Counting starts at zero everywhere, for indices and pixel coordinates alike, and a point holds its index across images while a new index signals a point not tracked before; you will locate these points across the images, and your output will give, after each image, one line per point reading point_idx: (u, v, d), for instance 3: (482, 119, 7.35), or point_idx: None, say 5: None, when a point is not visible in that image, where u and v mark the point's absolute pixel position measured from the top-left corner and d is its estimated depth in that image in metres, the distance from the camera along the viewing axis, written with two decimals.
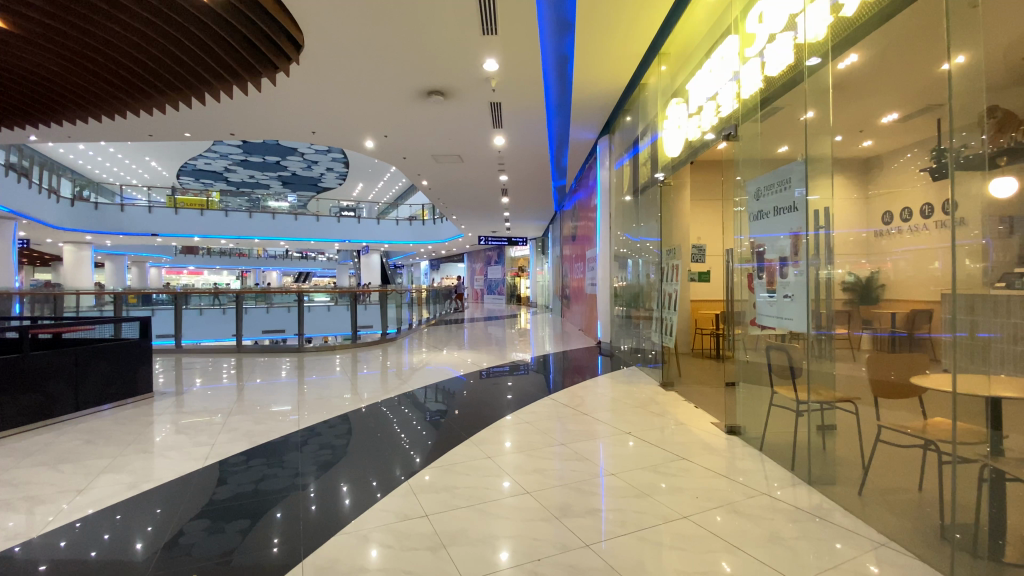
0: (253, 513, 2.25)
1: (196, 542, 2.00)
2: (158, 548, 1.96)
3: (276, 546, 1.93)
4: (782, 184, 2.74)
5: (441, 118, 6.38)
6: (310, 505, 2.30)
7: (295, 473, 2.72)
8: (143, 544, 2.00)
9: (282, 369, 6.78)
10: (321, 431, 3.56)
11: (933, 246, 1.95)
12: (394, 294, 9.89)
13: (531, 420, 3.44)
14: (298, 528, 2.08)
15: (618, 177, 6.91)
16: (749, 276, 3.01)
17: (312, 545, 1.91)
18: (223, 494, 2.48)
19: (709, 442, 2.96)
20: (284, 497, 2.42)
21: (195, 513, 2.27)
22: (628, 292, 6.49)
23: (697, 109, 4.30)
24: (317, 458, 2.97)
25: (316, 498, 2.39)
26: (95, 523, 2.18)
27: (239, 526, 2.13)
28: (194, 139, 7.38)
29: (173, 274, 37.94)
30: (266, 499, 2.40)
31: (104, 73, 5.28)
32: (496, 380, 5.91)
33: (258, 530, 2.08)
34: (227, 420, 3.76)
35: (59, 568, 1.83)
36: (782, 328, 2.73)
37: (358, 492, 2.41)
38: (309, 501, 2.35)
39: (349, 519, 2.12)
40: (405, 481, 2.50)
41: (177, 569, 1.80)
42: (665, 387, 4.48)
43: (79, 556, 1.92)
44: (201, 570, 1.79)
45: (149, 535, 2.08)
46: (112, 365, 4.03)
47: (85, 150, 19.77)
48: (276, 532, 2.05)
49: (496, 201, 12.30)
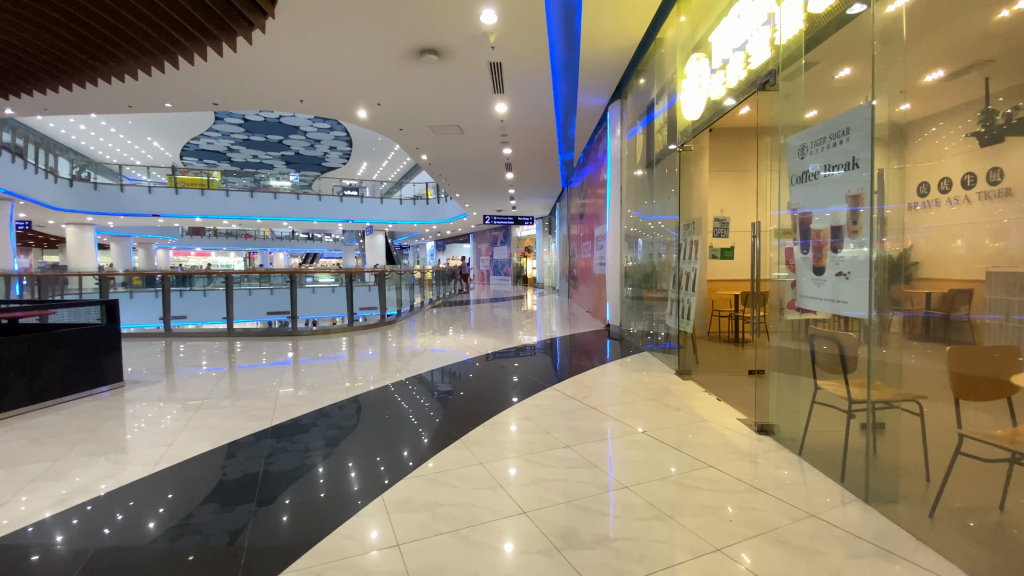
0: (262, 498, 2.13)
1: (205, 522, 1.93)
2: (169, 527, 1.90)
3: (284, 530, 1.84)
4: (831, 139, 2.19)
5: (437, 81, 5.84)
6: (319, 492, 2.16)
7: (304, 452, 2.67)
8: (155, 523, 1.94)
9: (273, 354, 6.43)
10: (328, 412, 3.43)
11: (961, 222, 1.80)
12: (393, 275, 9.48)
13: (532, 416, 3.03)
14: (310, 511, 1.99)
15: (630, 148, 6.40)
16: (788, 252, 2.49)
17: (318, 529, 1.83)
18: (233, 475, 2.40)
19: (739, 444, 2.52)
20: (296, 478, 2.32)
21: (207, 496, 2.17)
22: (639, 272, 6.05)
23: (721, 64, 3.79)
24: (326, 433, 2.95)
25: (325, 481, 2.27)
26: (108, 504, 2.11)
27: (247, 508, 2.04)
28: (176, 110, 6.98)
29: (181, 256, 37.90)
30: (277, 480, 2.31)
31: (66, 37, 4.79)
32: (501, 362, 5.57)
33: (265, 512, 1.99)
34: (194, 414, 3.41)
35: (77, 543, 1.81)
36: (830, 314, 2.21)
37: (366, 477, 2.28)
38: (320, 482, 2.26)
39: (357, 508, 1.98)
40: (413, 467, 2.36)
41: (181, 551, 1.73)
42: (682, 376, 4.05)
43: (90, 535, 1.87)
44: (212, 551, 1.72)
45: (162, 515, 2.00)
46: (74, 353, 3.70)
47: (84, 128, 19.46)
48: (285, 512, 1.98)
49: (499, 176, 11.77)
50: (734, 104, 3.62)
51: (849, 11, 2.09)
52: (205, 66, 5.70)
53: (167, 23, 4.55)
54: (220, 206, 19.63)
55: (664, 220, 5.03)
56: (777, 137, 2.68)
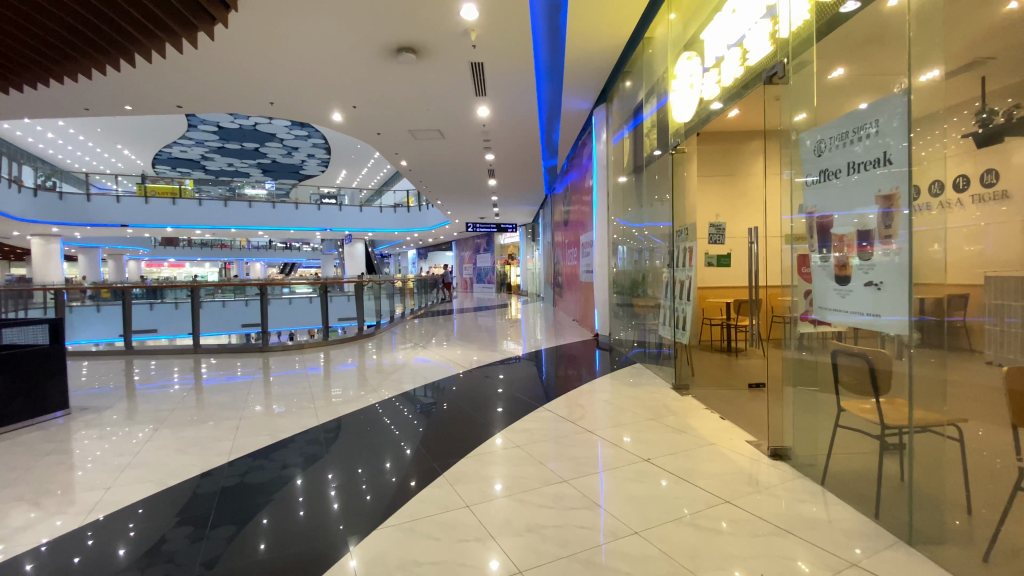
0: (238, 520, 2.07)
1: (177, 550, 1.85)
2: (140, 554, 1.83)
3: (261, 556, 1.77)
4: (856, 134, 1.96)
5: (416, 81, 5.57)
6: (298, 510, 2.13)
7: (282, 465, 2.65)
8: (126, 550, 1.87)
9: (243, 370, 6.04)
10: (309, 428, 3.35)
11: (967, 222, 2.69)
12: (372, 284, 9.09)
13: (523, 442, 2.74)
14: (288, 532, 1.93)
15: (616, 153, 6.18)
16: (803, 258, 2.26)
17: (299, 556, 1.75)
18: (206, 488, 2.40)
19: (754, 474, 2.25)
20: (273, 492, 2.33)
21: (178, 515, 2.14)
22: (627, 280, 5.84)
23: (714, 62, 3.60)
24: (303, 450, 2.90)
25: (304, 498, 2.24)
26: (71, 536, 2.00)
27: (223, 533, 1.97)
28: (138, 113, 6.57)
29: (153, 267, 36.62)
30: (254, 493, 2.32)
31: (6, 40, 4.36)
32: (486, 374, 5.29)
33: (243, 537, 1.92)
34: (143, 445, 3.03)
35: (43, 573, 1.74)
36: (859, 329, 1.97)
37: (346, 495, 2.24)
38: (297, 500, 2.23)
39: (338, 526, 1.95)
40: (396, 486, 2.30)
41: None
42: (680, 391, 3.82)
43: (56, 563, 1.80)
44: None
45: (132, 540, 1.94)
46: (10, 377, 3.29)
47: (48, 135, 18.62)
48: (263, 536, 1.91)
49: (481, 182, 11.53)
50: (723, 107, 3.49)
51: (842, 9, 2.05)
52: (167, 65, 5.30)
53: (121, 19, 4.15)
54: (194, 216, 18.94)
55: (656, 227, 4.77)
56: (784, 137, 2.45)
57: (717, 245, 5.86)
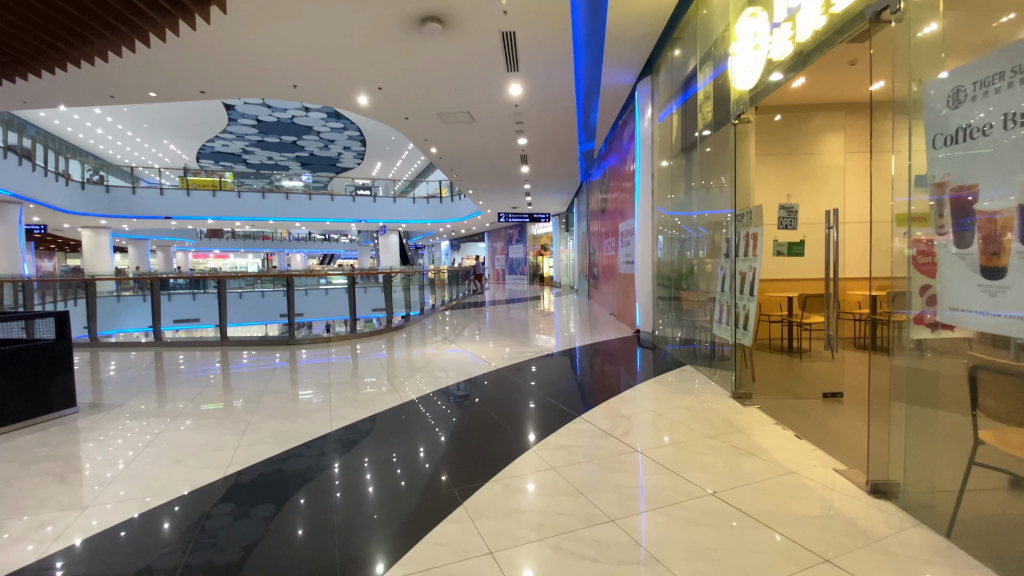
0: (277, 499, 2.17)
1: (220, 527, 1.95)
2: (185, 529, 1.95)
3: (299, 540, 1.82)
4: (1015, 74, 1.38)
5: (442, 56, 5.16)
6: (334, 493, 2.20)
7: (319, 453, 2.71)
8: (170, 524, 2.00)
9: (276, 360, 5.92)
10: (333, 429, 3.09)
11: None
12: (401, 275, 8.76)
13: (557, 462, 2.33)
14: (325, 516, 1.98)
15: (662, 133, 5.64)
16: (926, 246, 1.76)
17: (335, 540, 1.79)
18: (248, 475, 2.45)
19: (857, 521, 1.75)
20: (310, 478, 2.39)
21: (222, 496, 2.23)
22: (672, 272, 5.37)
23: (789, 13, 3.02)
24: (340, 436, 2.96)
25: (340, 482, 2.32)
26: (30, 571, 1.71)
27: (263, 511, 2.07)
28: (162, 99, 6.45)
29: (200, 258, 38.07)
30: (293, 478, 2.39)
31: (18, 26, 4.19)
32: (518, 368, 4.96)
33: (282, 517, 2.00)
34: (140, 452, 2.79)
35: (93, 543, 1.88)
36: (1016, 341, 1.45)
37: (382, 480, 2.31)
38: (334, 486, 2.27)
39: (374, 510, 2.01)
40: (430, 474, 2.34)
41: (203, 554, 1.76)
42: (742, 400, 3.35)
43: (106, 537, 1.92)
44: (224, 567, 1.69)
45: (177, 514, 2.08)
46: (12, 377, 3.15)
47: (98, 130, 19.29)
48: (300, 522, 1.95)
49: (514, 170, 11.10)
50: (796, 69, 2.97)
51: None
52: (185, 49, 5.09)
53: None
54: (233, 208, 19.26)
55: (715, 215, 4.23)
56: (903, 90, 1.90)
57: (788, 231, 5.23)
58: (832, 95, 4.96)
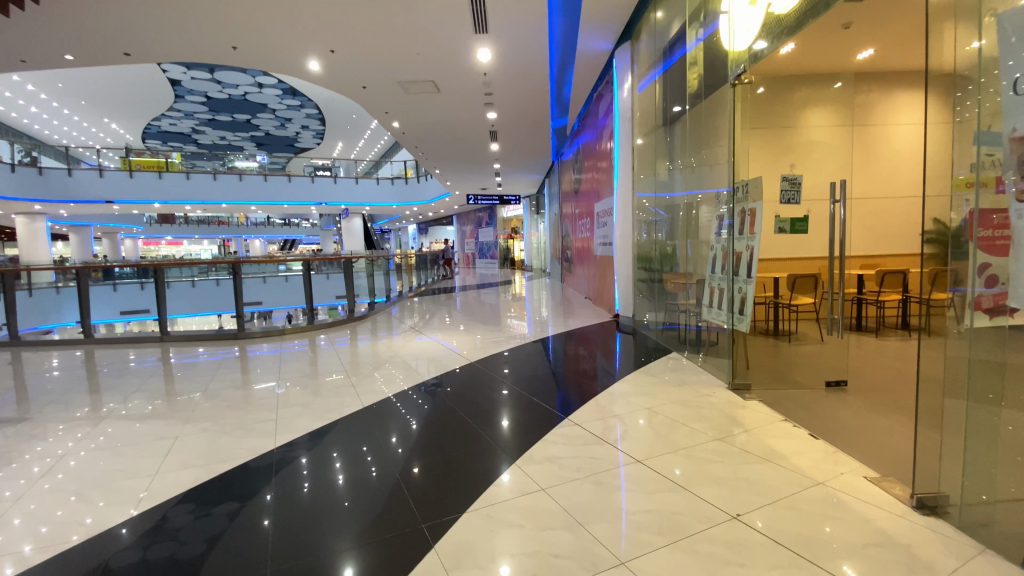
0: (242, 495, 2.00)
1: (181, 528, 1.77)
2: (143, 532, 1.76)
3: (268, 534, 1.69)
4: None
5: (404, 13, 4.60)
6: (303, 484, 2.05)
7: (285, 447, 2.50)
8: (129, 529, 1.80)
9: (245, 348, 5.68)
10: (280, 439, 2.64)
11: None
12: (365, 260, 8.19)
13: (545, 480, 1.97)
14: (295, 510, 1.84)
15: (643, 104, 5.26)
16: (998, 218, 1.43)
17: (304, 538, 1.65)
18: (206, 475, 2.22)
19: (915, 551, 1.45)
20: (275, 470, 2.21)
21: (182, 496, 2.03)
22: (654, 251, 5.05)
23: None
24: (304, 430, 2.72)
25: (309, 472, 2.16)
26: None
27: (228, 508, 1.89)
28: (80, 63, 5.64)
29: (151, 245, 35.90)
30: (255, 472, 2.21)
31: None
32: (493, 357, 4.57)
33: (248, 512, 1.85)
34: (35, 482, 2.26)
35: (45, 551, 1.67)
36: None
37: (353, 469, 2.16)
38: (302, 478, 2.11)
39: (345, 504, 1.86)
40: (403, 463, 2.20)
41: (162, 557, 1.59)
42: (740, 392, 3.05)
43: (58, 540, 1.75)
44: (184, 566, 1.55)
45: (135, 518, 1.88)
46: None
47: (26, 106, 17.57)
48: (269, 517, 1.80)
49: (482, 148, 10.58)
50: None
51: None
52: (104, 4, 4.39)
53: None
54: (182, 190, 17.94)
55: (703, 193, 3.91)
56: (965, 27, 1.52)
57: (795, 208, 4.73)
58: (822, 64, 4.70)
